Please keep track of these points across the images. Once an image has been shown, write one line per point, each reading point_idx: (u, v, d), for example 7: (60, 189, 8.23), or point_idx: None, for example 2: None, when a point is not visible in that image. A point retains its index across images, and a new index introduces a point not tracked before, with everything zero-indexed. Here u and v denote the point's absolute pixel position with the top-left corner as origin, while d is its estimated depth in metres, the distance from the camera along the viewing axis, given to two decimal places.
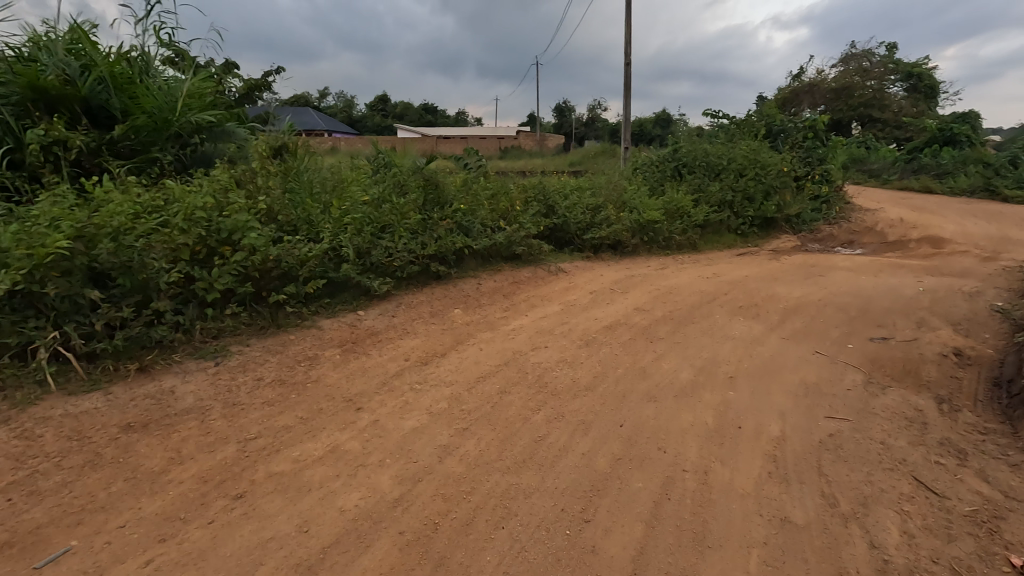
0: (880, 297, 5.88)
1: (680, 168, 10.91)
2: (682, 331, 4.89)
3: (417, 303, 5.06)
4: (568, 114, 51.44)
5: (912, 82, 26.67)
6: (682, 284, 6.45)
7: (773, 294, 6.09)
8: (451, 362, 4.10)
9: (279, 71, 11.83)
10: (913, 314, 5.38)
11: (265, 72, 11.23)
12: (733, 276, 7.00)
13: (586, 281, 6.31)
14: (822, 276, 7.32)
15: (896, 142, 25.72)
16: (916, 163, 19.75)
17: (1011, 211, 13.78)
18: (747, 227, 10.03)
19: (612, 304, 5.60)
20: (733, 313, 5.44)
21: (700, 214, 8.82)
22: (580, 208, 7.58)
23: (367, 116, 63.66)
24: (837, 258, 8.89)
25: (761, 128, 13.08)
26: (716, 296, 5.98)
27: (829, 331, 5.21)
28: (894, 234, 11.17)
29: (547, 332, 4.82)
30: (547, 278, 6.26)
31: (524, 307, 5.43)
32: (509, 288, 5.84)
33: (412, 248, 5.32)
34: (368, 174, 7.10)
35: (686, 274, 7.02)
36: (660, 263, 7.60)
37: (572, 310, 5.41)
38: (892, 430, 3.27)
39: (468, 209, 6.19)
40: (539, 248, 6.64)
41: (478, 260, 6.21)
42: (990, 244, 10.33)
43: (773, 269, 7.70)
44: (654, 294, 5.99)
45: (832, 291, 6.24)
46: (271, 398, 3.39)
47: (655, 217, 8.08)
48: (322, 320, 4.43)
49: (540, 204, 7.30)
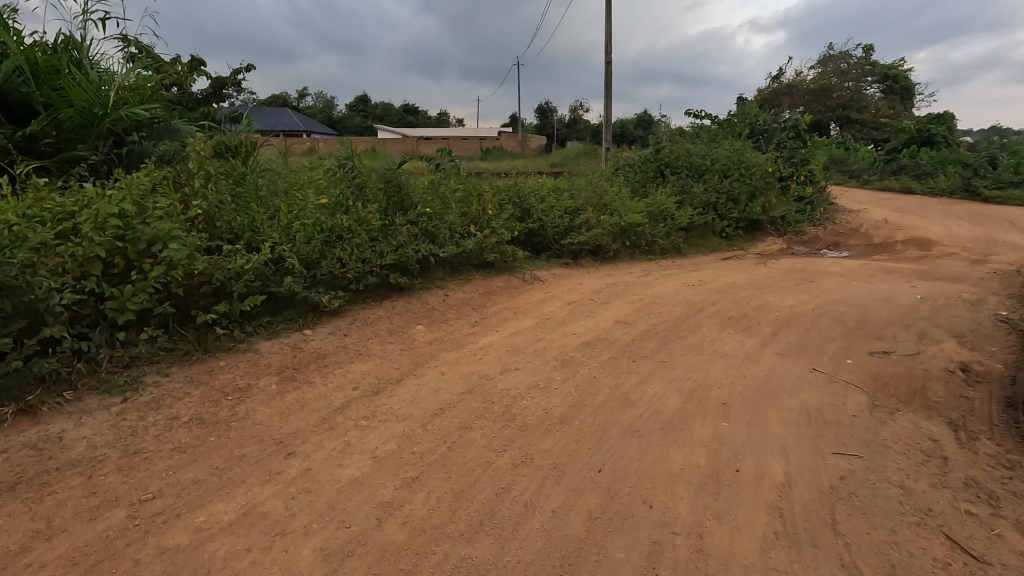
0: (877, 306, 5.49)
1: (662, 168, 10.52)
2: (667, 348, 4.44)
3: (374, 319, 4.53)
4: (550, 115, 51.14)
5: (889, 84, 26.87)
6: (667, 293, 6.01)
7: (764, 304, 5.68)
8: (407, 390, 3.58)
9: (252, 68, 11.27)
10: (914, 325, 4.99)
11: (234, 69, 10.65)
12: (721, 284, 6.58)
13: (564, 290, 5.84)
14: (812, 282, 6.95)
15: (874, 144, 25.84)
16: (895, 165, 19.75)
17: (992, 212, 13.71)
18: (732, 230, 9.66)
19: (592, 317, 5.13)
20: (722, 326, 5.01)
21: (685, 216, 8.43)
22: (557, 211, 7.11)
23: (346, 117, 62.69)
24: (825, 262, 8.56)
25: (744, 128, 12.78)
26: (703, 306, 5.56)
27: (825, 345, 4.80)
28: (880, 236, 10.92)
29: (519, 351, 4.33)
30: (522, 288, 5.76)
31: (494, 321, 4.93)
32: (479, 300, 5.34)
33: (368, 258, 4.80)
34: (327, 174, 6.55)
35: (671, 281, 6.59)
36: (643, 270, 7.17)
37: (547, 324, 4.93)
38: (911, 469, 2.84)
39: (434, 213, 5.67)
40: (513, 255, 6.15)
41: (445, 269, 5.70)
42: (977, 246, 10.12)
43: (761, 275, 7.32)
44: (637, 304, 5.55)
45: (825, 299, 5.86)
46: (183, 442, 2.85)
47: (637, 220, 7.65)
48: (261, 342, 3.88)
49: (515, 208, 6.82)
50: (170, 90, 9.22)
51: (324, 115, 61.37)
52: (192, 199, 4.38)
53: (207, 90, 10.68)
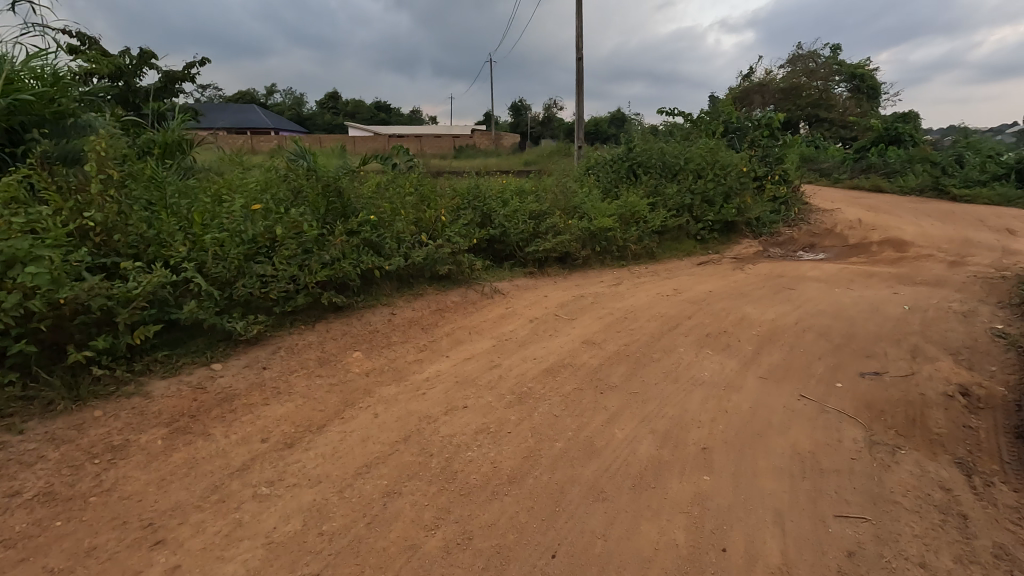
0: (864, 318, 5.08)
1: (634, 168, 10.06)
2: (640, 374, 3.93)
3: (302, 347, 3.90)
4: (523, 113, 50.59)
5: (856, 84, 27.04)
6: (639, 305, 5.51)
7: (744, 318, 5.22)
8: (329, 440, 2.97)
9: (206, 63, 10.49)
10: (905, 341, 4.58)
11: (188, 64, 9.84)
12: (697, 294, 6.11)
13: (526, 304, 5.29)
14: (792, 289, 6.55)
15: (843, 142, 25.99)
16: (864, 163, 19.80)
17: (962, 211, 13.66)
18: (707, 232, 9.25)
19: (557, 337, 4.58)
20: (700, 346, 4.51)
21: (658, 219, 7.96)
22: (522, 214, 6.54)
23: (316, 115, 61.20)
24: (804, 265, 8.20)
25: (718, 126, 12.42)
26: (678, 321, 5.06)
27: (812, 366, 4.34)
28: (855, 236, 10.66)
29: (470, 382, 3.76)
30: (480, 303, 5.19)
31: (445, 345, 4.34)
32: (430, 319, 4.74)
33: (296, 275, 4.16)
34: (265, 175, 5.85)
35: (644, 291, 6.10)
36: (614, 278, 6.66)
37: (505, 347, 4.37)
38: (927, 539, 2.36)
39: (379, 221, 5.05)
40: (471, 266, 5.56)
41: (394, 283, 5.09)
42: (952, 247, 9.92)
43: (739, 282, 6.89)
44: (607, 320, 5.03)
45: (809, 310, 5.43)
46: (17, 531, 2.21)
47: (608, 224, 7.14)
48: (153, 384, 3.22)
49: (475, 213, 6.24)
50: (110, 82, 8.42)
51: (293, 111, 59.77)
52: (83, 208, 3.71)
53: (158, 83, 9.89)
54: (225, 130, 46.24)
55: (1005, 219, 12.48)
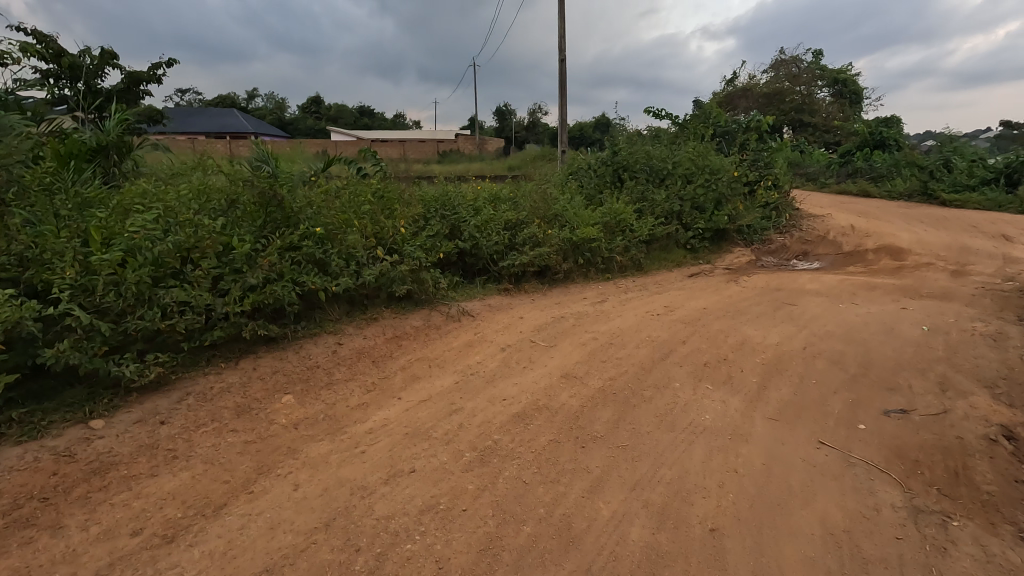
0: (882, 340, 4.48)
1: (620, 173, 9.47)
2: (630, 420, 3.27)
3: (216, 393, 3.19)
4: (506, 117, 50.07)
5: (839, 89, 26.82)
6: (627, 327, 4.87)
7: (745, 341, 4.60)
8: (226, 528, 2.27)
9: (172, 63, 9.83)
10: (931, 370, 3.99)
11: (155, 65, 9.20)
12: (690, 313, 5.49)
13: (498, 328, 4.63)
14: (793, 305, 5.96)
15: (828, 147, 25.78)
16: (850, 167, 19.57)
17: (953, 216, 13.29)
18: (697, 241, 8.68)
19: (531, 371, 3.92)
20: (697, 380, 3.88)
21: (646, 227, 7.35)
22: (497, 223, 5.86)
23: (297, 119, 60.18)
24: (801, 276, 7.64)
25: (706, 129, 11.91)
26: (671, 348, 4.43)
27: (828, 403, 3.73)
28: (850, 243, 10.18)
29: (422, 434, 3.08)
30: (445, 328, 4.51)
31: (399, 384, 3.66)
32: (383, 351, 4.05)
33: (215, 303, 3.44)
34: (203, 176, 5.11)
35: (631, 310, 5.47)
36: (598, 295, 6.02)
37: (470, 384, 3.70)
38: None
39: (326, 234, 4.35)
40: (435, 284, 4.88)
41: (343, 306, 4.39)
42: (950, 255, 9.47)
43: (734, 297, 6.30)
44: (590, 347, 4.37)
45: (817, 331, 4.82)
46: None
47: (591, 234, 6.51)
48: (3, 453, 2.51)
49: (444, 223, 5.56)
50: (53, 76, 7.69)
51: (274, 115, 58.77)
52: None
53: (120, 84, 9.26)
54: (201, 135, 45.24)
55: (999, 224, 12.12)
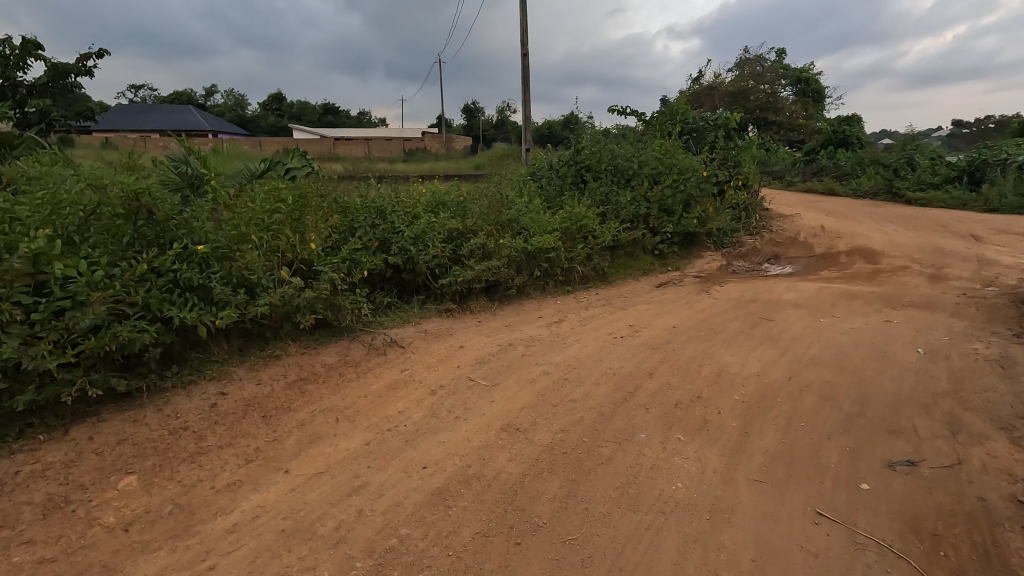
0: (876, 369, 3.88)
1: (583, 173, 8.82)
2: (582, 496, 2.55)
3: (19, 484, 2.40)
4: (473, 115, 49.15)
5: (801, 88, 26.53)
6: (585, 356, 4.16)
7: (722, 372, 3.94)
8: None
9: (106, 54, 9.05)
10: (937, 408, 3.39)
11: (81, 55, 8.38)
12: (659, 334, 4.82)
13: (430, 364, 3.86)
14: (771, 320, 5.35)
15: (792, 146, 25.76)
16: (815, 165, 19.45)
17: (921, 215, 13.08)
18: (666, 246, 8.07)
19: (465, 423, 3.17)
20: (667, 429, 3.19)
21: (609, 233, 6.69)
22: (437, 233, 5.07)
23: (257, 117, 58.13)
24: (776, 283, 7.09)
25: (673, 127, 11.35)
26: (636, 383, 3.73)
27: (822, 454, 3.09)
28: (821, 245, 9.74)
29: (304, 532, 2.29)
30: (365, 366, 3.71)
31: (290, 448, 2.86)
32: (279, 400, 3.24)
33: (31, 355, 2.61)
34: (76, 171, 4.21)
35: (591, 332, 4.77)
36: (555, 313, 5.30)
37: (385, 446, 2.93)
38: None
39: (211, 255, 3.50)
40: (356, 309, 4.07)
41: (234, 342, 3.56)
42: (924, 257, 9.08)
43: (707, 311, 5.67)
44: (540, 386, 3.64)
45: (803, 356, 4.20)
46: None
47: (547, 244, 5.79)
48: None
49: (373, 235, 4.77)
50: None
51: (233, 113, 56.67)
52: None
53: None
54: (154, 133, 43.20)
55: (966, 224, 11.90)
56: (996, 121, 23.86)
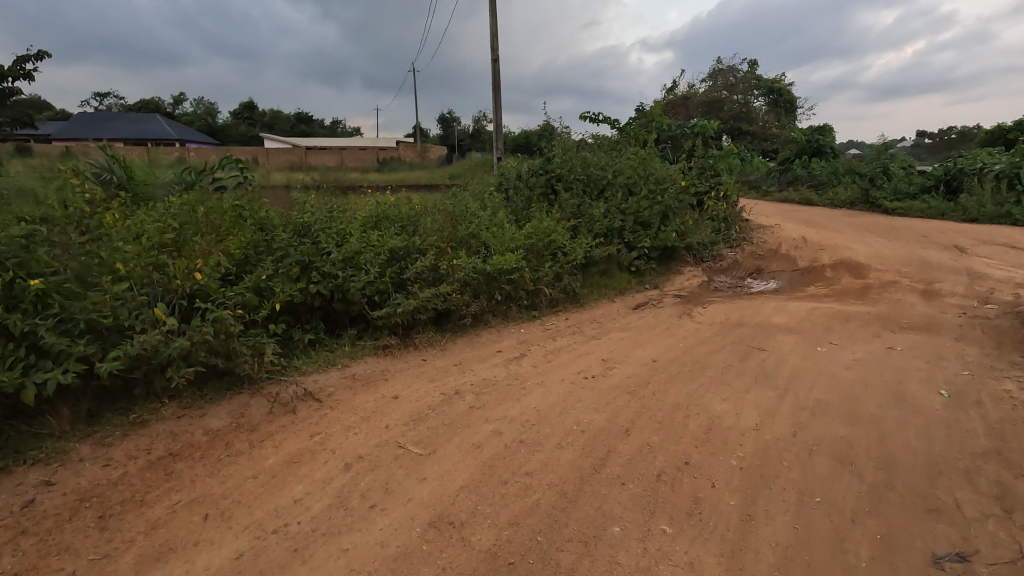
0: (897, 420, 3.19)
1: (552, 183, 8.14)
2: None
3: None
4: (448, 125, 48.47)
5: (774, 98, 26.42)
6: (547, 406, 3.41)
7: (714, 425, 3.23)
8: None
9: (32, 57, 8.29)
10: (982, 477, 2.72)
11: None
12: (636, 372, 4.10)
13: (351, 425, 3.05)
14: (763, 350, 4.67)
15: (766, 156, 25.60)
16: (790, 175, 19.19)
17: (901, 226, 12.71)
18: (643, 262, 7.41)
19: (381, 516, 2.38)
20: (647, 517, 2.45)
21: (581, 249, 5.98)
22: (373, 253, 4.28)
23: (225, 126, 56.61)
24: (764, 302, 6.45)
25: (649, 135, 10.77)
26: (609, 445, 2.99)
27: (847, 546, 2.38)
28: (805, 258, 9.19)
29: None
30: (263, 432, 2.89)
31: (126, 569, 2.04)
32: (130, 489, 2.41)
33: None
34: None
35: (556, 371, 4.03)
36: (516, 347, 4.55)
37: (263, 560, 2.11)
38: None
39: (49, 294, 2.68)
40: (259, 355, 3.26)
41: (80, 409, 2.74)
42: (913, 270, 8.58)
43: (690, 339, 4.98)
44: (488, 453, 2.87)
45: (807, 401, 3.51)
46: None
47: (508, 264, 5.05)
48: None
49: (292, 257, 3.94)
50: None
51: (201, 121, 55.09)
52: None
53: None
54: (117, 141, 41.62)
55: (947, 234, 11.51)
56: (961, 130, 24.01)
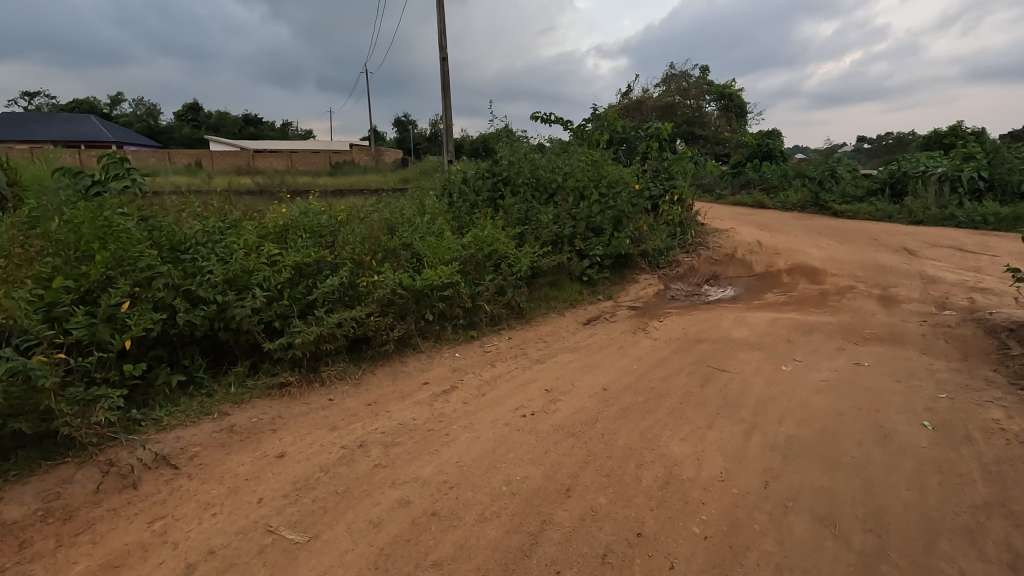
0: (882, 465, 2.71)
1: (499, 187, 7.56)
2: None
3: None
4: (403, 129, 47.48)
5: (725, 103, 26.71)
6: (474, 459, 2.78)
7: (672, 477, 2.67)
8: None
9: None
10: (992, 540, 2.24)
11: None
12: (583, 405, 3.53)
13: (210, 502, 2.34)
14: (725, 372, 4.19)
15: (718, 160, 25.88)
16: (743, 178, 19.30)
17: (852, 228, 12.73)
18: (595, 270, 6.90)
19: None
20: None
21: (527, 259, 5.38)
22: (269, 272, 3.57)
23: (166, 128, 53.78)
24: (723, 313, 6.02)
25: (602, 136, 10.32)
26: (544, 515, 2.39)
27: None
28: (761, 263, 8.91)
29: None
30: (80, 521, 2.17)
31: None
32: None
33: None
34: None
35: (490, 409, 3.41)
36: (446, 377, 3.91)
37: None
38: None
39: None
40: (90, 412, 2.54)
41: None
42: (868, 275, 8.40)
43: (645, 360, 4.46)
44: (388, 535, 2.22)
45: (778, 440, 3.01)
46: None
47: (439, 279, 4.41)
48: None
49: (158, 280, 3.20)
50: None
51: (139, 123, 52.06)
52: None
53: None
54: (43, 142, 38.72)
55: (896, 237, 11.53)
56: (899, 135, 24.82)
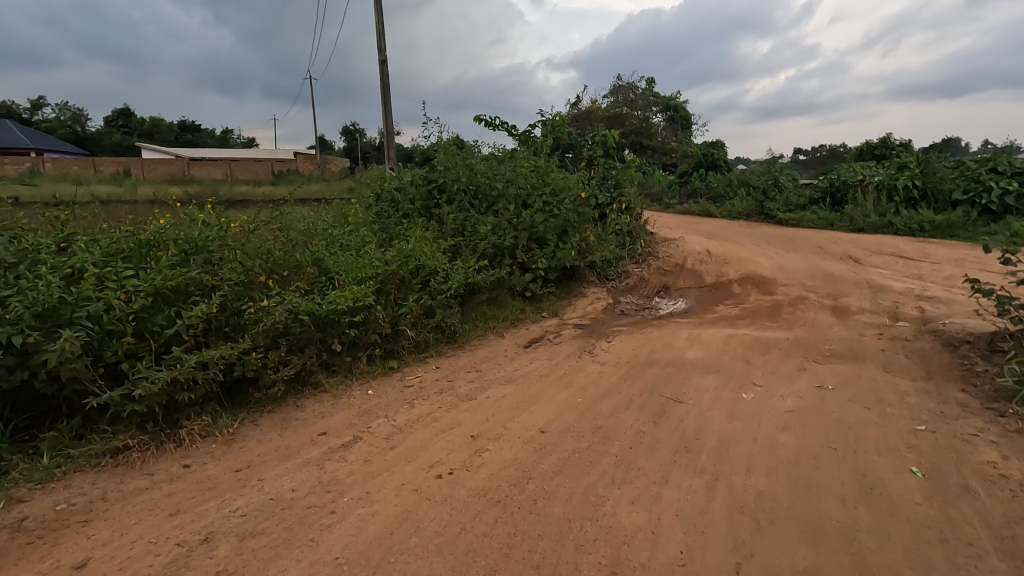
0: (875, 533, 2.20)
1: (434, 194, 6.85)
2: None
3: None
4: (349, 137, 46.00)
5: (671, 114, 26.94)
6: (362, 551, 2.09)
7: (619, 564, 2.07)
8: None
9: None
10: None
11: None
12: (515, 457, 2.88)
13: None
14: (681, 403, 3.64)
15: (665, 170, 26.04)
16: (690, 187, 19.32)
17: (797, 236, 12.73)
18: (538, 285, 6.33)
19: None
20: None
21: (460, 274, 4.67)
22: (106, 305, 2.79)
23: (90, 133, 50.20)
24: (675, 330, 5.54)
25: (548, 142, 9.80)
26: None
27: None
28: (712, 274, 8.58)
29: None
30: None
31: None
32: None
33: None
34: None
35: (397, 469, 2.71)
36: (350, 424, 3.18)
37: None
38: None
39: None
40: None
41: None
42: (818, 284, 8.19)
43: (591, 391, 3.87)
44: None
45: (747, 499, 2.46)
46: None
47: (347, 303, 3.67)
48: None
49: None
50: None
51: (60, 128, 48.33)
52: None
53: None
54: None
55: (840, 245, 11.53)
56: (835, 146, 25.66)
